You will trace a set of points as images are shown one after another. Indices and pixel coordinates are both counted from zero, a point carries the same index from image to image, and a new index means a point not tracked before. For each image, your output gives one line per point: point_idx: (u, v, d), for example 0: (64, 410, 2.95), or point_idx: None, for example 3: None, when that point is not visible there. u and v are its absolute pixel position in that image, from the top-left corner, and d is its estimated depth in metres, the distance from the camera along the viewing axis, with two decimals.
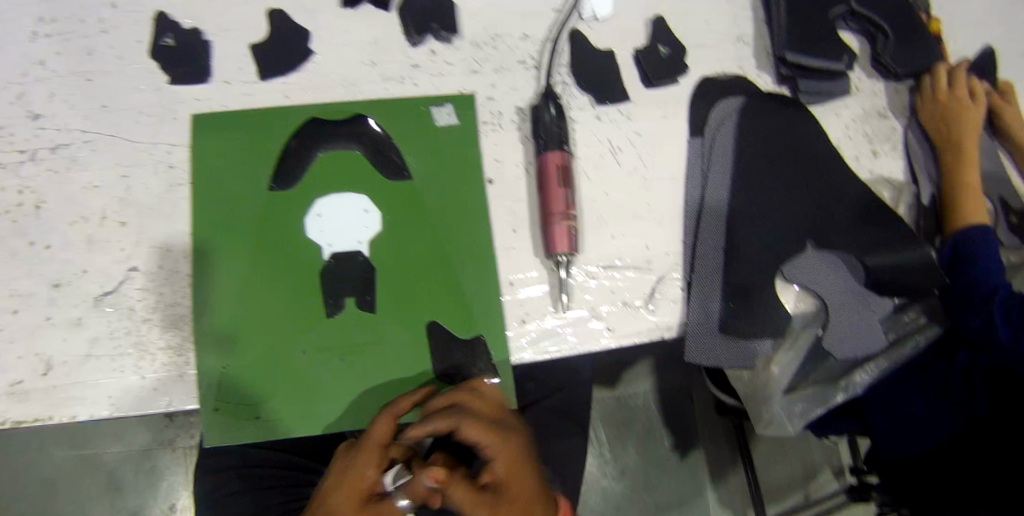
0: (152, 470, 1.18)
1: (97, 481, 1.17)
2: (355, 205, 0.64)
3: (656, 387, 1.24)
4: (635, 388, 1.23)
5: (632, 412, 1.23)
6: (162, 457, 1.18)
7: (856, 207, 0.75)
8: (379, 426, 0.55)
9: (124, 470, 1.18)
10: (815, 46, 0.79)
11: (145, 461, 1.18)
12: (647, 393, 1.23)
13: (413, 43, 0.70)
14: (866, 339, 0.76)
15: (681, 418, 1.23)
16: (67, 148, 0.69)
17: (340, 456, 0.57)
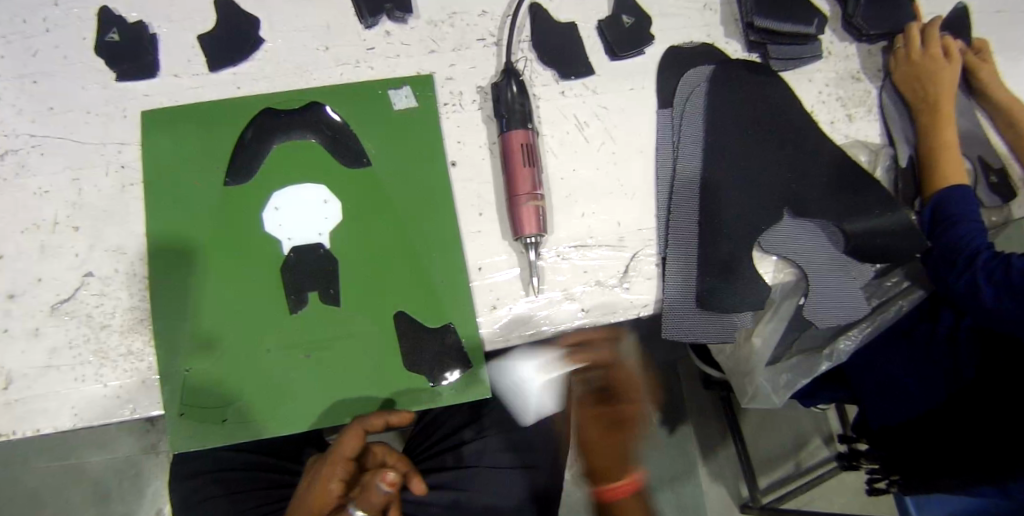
0: (137, 477, 1.17)
1: (83, 492, 1.15)
2: (314, 196, 0.62)
3: None
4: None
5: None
6: (147, 463, 1.17)
7: (830, 173, 0.74)
8: (346, 443, 0.57)
9: (109, 479, 1.16)
10: (784, 10, 0.78)
11: (130, 469, 1.17)
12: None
13: (368, 25, 0.67)
14: (849, 307, 0.75)
15: (669, 394, 1.23)
16: (15, 153, 0.66)
17: (306, 470, 0.61)
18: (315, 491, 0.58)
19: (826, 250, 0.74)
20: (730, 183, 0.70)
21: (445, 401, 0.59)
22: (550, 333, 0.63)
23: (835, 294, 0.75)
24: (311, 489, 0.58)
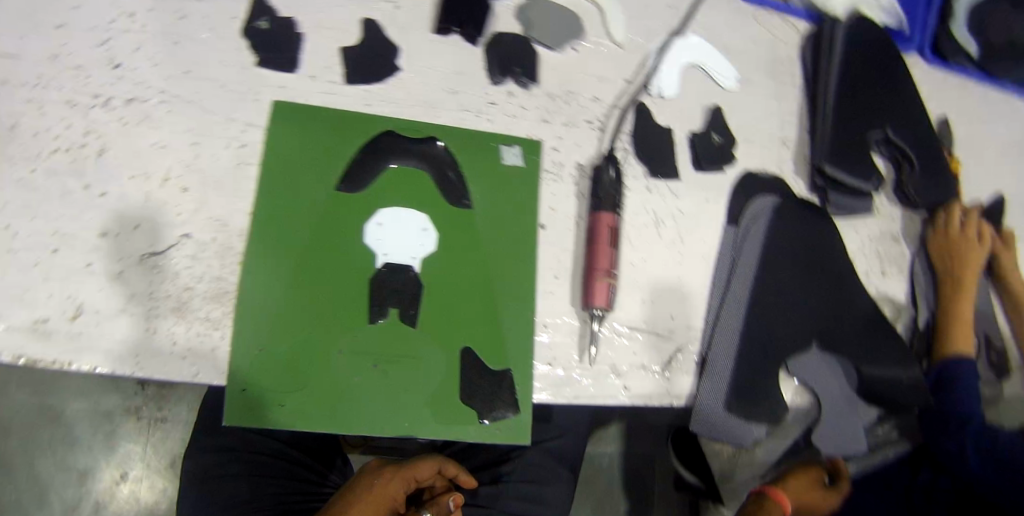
0: (109, 436, 1.08)
1: (49, 436, 1.07)
2: (414, 222, 0.67)
3: (623, 452, 1.26)
4: (603, 448, 1.25)
5: (596, 472, 1.24)
6: (123, 424, 1.09)
7: (863, 319, 0.81)
8: (426, 465, 0.74)
9: (80, 430, 1.08)
10: (853, 163, 0.85)
11: (105, 425, 1.09)
12: (614, 455, 1.25)
13: (494, 82, 0.74)
14: (848, 440, 0.80)
15: (639, 487, 1.25)
16: (142, 102, 0.69)
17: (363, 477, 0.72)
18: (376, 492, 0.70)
19: (840, 384, 0.79)
20: (776, 304, 0.77)
21: (488, 439, 0.64)
22: (592, 402, 0.68)
23: (839, 427, 0.79)
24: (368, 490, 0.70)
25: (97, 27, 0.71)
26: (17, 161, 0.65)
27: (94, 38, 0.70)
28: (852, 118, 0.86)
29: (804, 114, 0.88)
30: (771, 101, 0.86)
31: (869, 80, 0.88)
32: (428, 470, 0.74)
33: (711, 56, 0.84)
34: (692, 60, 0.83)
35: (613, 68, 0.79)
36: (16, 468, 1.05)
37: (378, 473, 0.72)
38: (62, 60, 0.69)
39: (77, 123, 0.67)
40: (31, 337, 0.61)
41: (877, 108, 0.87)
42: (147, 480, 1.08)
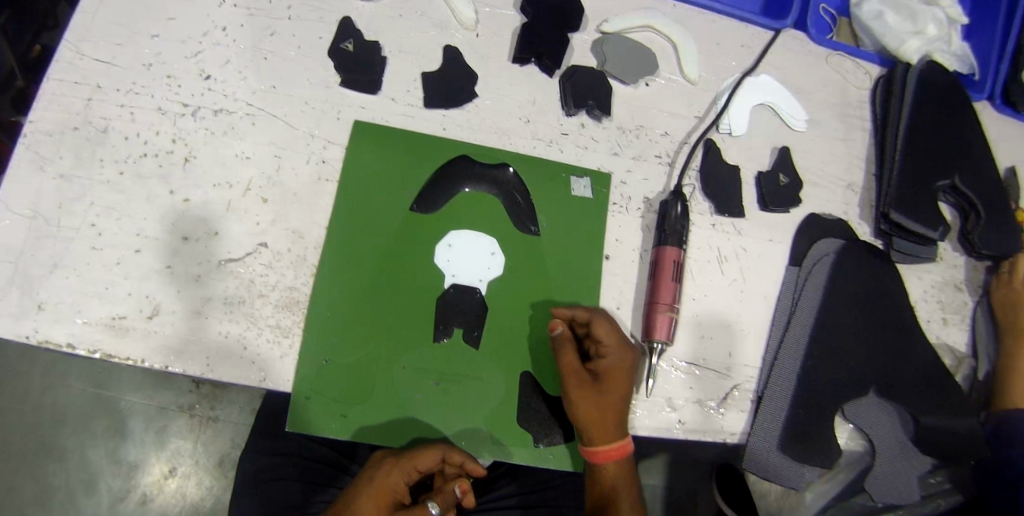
0: (161, 431, 1.10)
1: (104, 427, 1.08)
2: (483, 246, 0.69)
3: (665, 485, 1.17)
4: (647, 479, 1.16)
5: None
6: (176, 421, 1.11)
7: (923, 370, 0.79)
8: (425, 453, 0.61)
9: (135, 422, 1.10)
10: (920, 211, 0.84)
11: (158, 420, 1.10)
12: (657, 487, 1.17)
13: (569, 114, 0.76)
14: (904, 491, 0.77)
15: None
16: (229, 115, 0.72)
17: (370, 463, 0.64)
18: (375, 483, 0.62)
19: (896, 434, 0.78)
20: (834, 348, 0.76)
21: (539, 463, 0.65)
22: (644, 432, 0.68)
23: (893, 475, 0.77)
24: (367, 484, 0.62)
25: (189, 39, 0.74)
26: (106, 163, 0.69)
27: (188, 50, 0.74)
28: (919, 166, 0.85)
29: (872, 159, 0.89)
30: (837, 144, 0.87)
31: (940, 128, 0.87)
32: (433, 460, 0.61)
33: (782, 97, 0.85)
34: (766, 100, 0.84)
35: (684, 105, 0.81)
36: (68, 456, 1.06)
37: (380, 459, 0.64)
38: (155, 68, 0.73)
39: (166, 130, 0.71)
40: (109, 332, 0.65)
41: (946, 156, 0.86)
42: (194, 477, 1.09)
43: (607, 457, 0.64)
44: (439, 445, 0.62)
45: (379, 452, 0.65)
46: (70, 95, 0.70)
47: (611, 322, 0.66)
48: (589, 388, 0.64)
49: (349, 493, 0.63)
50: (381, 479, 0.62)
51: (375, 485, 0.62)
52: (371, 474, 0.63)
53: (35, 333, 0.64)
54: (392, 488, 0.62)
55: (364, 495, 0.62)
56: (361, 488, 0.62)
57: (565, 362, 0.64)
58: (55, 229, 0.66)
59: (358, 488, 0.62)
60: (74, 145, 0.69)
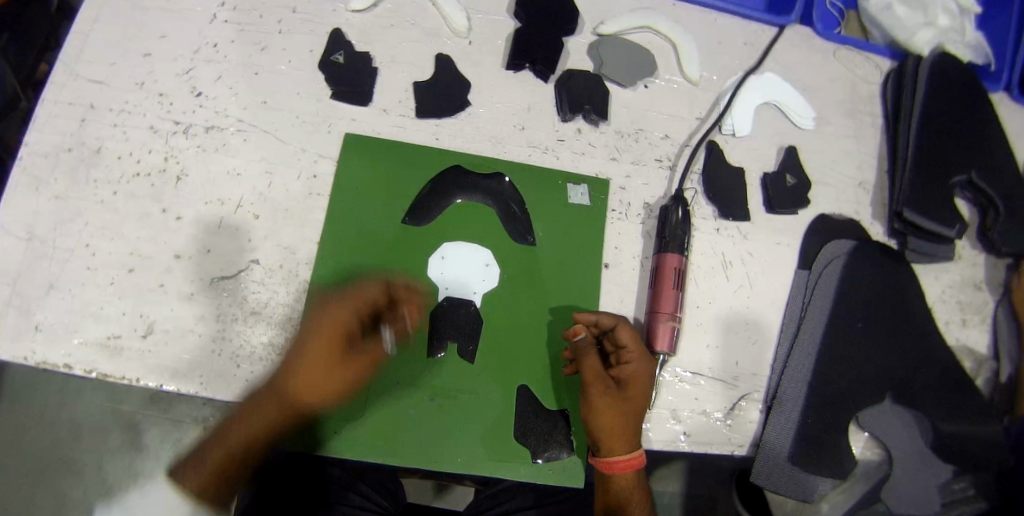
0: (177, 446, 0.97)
1: (78, 454, 0.94)
2: (478, 258, 0.68)
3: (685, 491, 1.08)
4: (664, 487, 1.06)
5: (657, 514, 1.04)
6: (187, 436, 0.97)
7: (941, 374, 0.75)
8: (374, 285, 0.63)
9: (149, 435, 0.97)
10: (934, 209, 0.81)
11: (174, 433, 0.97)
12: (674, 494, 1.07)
13: (564, 119, 0.74)
14: (924, 502, 0.74)
15: None
16: (220, 131, 0.72)
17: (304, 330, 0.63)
18: (325, 325, 0.61)
19: (914, 441, 0.74)
20: (846, 354, 0.73)
21: (542, 478, 0.63)
22: (646, 445, 0.66)
23: (912, 484, 0.74)
24: (322, 318, 0.62)
25: (181, 56, 0.74)
26: (100, 183, 0.69)
27: (180, 68, 0.74)
28: (933, 162, 0.81)
29: (884, 156, 0.85)
30: (847, 141, 0.84)
31: (954, 121, 0.83)
32: (378, 289, 0.63)
33: (788, 95, 0.83)
34: (771, 98, 0.82)
35: (684, 106, 0.79)
36: (87, 470, 0.94)
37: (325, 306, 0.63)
38: (148, 87, 0.73)
39: (158, 148, 0.71)
40: (103, 353, 0.64)
41: (960, 150, 0.83)
42: (179, 511, 0.94)
43: (627, 467, 0.60)
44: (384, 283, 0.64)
45: (308, 325, 0.64)
46: (64, 116, 0.70)
47: (634, 327, 0.62)
48: (612, 395, 0.60)
49: (284, 369, 0.61)
50: (331, 336, 0.60)
51: (321, 337, 0.61)
52: (315, 329, 0.61)
53: (33, 355, 0.63)
54: (344, 329, 0.61)
55: (312, 354, 0.60)
56: (303, 356, 0.60)
57: (587, 366, 0.60)
58: (51, 250, 0.66)
59: (300, 352, 0.61)
60: (69, 166, 0.69)
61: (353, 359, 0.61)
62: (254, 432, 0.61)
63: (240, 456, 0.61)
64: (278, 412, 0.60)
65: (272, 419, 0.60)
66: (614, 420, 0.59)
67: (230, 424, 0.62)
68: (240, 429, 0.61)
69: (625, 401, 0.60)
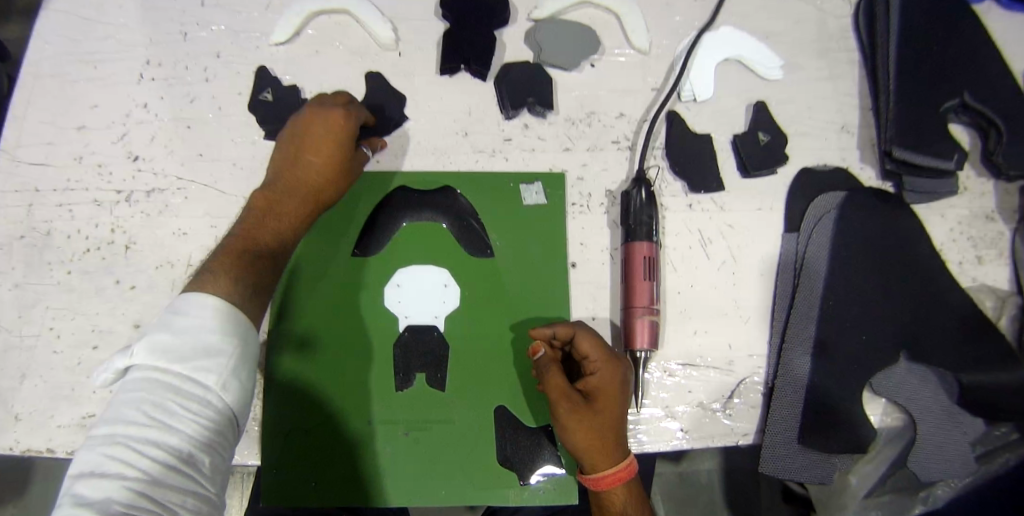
0: None
1: None
2: (435, 279, 0.64)
3: (724, 465, 1.04)
4: (701, 463, 1.04)
5: (697, 493, 1.03)
6: None
7: (958, 322, 0.69)
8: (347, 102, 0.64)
9: None
10: (926, 142, 0.74)
11: None
12: (714, 469, 1.04)
13: (508, 116, 0.70)
14: (957, 461, 0.68)
15: (746, 502, 1.03)
16: (161, 193, 0.70)
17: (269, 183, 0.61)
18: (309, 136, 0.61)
19: (937, 399, 0.69)
20: (848, 317, 0.68)
21: (536, 501, 0.61)
22: (642, 450, 0.64)
23: (943, 447, 0.68)
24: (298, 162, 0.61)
25: (114, 123, 0.72)
26: (54, 265, 0.68)
27: (114, 135, 0.72)
28: (917, 92, 0.74)
29: (866, 94, 0.78)
30: (823, 85, 0.78)
31: (936, 43, 0.76)
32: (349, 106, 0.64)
33: (751, 46, 0.76)
34: (731, 53, 0.75)
35: (637, 78, 0.73)
36: None
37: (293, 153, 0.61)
38: (86, 160, 0.71)
39: (104, 221, 0.70)
40: (80, 433, 0.64)
41: (948, 73, 0.75)
42: None
43: (616, 480, 0.56)
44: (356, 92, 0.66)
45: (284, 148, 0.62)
46: (11, 204, 0.70)
47: (593, 334, 0.58)
48: (583, 411, 0.56)
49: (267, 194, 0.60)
50: (343, 127, 0.61)
51: (322, 146, 0.61)
52: (305, 151, 0.61)
53: (16, 445, 0.63)
54: (351, 129, 0.62)
55: (313, 175, 0.60)
56: (299, 183, 0.60)
57: (551, 385, 0.57)
58: (17, 339, 0.66)
59: (293, 177, 0.60)
60: (22, 254, 0.68)
61: (352, 167, 0.63)
62: (264, 263, 0.57)
63: (252, 275, 0.56)
64: (277, 235, 0.59)
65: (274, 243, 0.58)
66: (592, 435, 0.56)
67: (220, 264, 0.55)
68: (250, 258, 0.56)
69: (598, 415, 0.56)
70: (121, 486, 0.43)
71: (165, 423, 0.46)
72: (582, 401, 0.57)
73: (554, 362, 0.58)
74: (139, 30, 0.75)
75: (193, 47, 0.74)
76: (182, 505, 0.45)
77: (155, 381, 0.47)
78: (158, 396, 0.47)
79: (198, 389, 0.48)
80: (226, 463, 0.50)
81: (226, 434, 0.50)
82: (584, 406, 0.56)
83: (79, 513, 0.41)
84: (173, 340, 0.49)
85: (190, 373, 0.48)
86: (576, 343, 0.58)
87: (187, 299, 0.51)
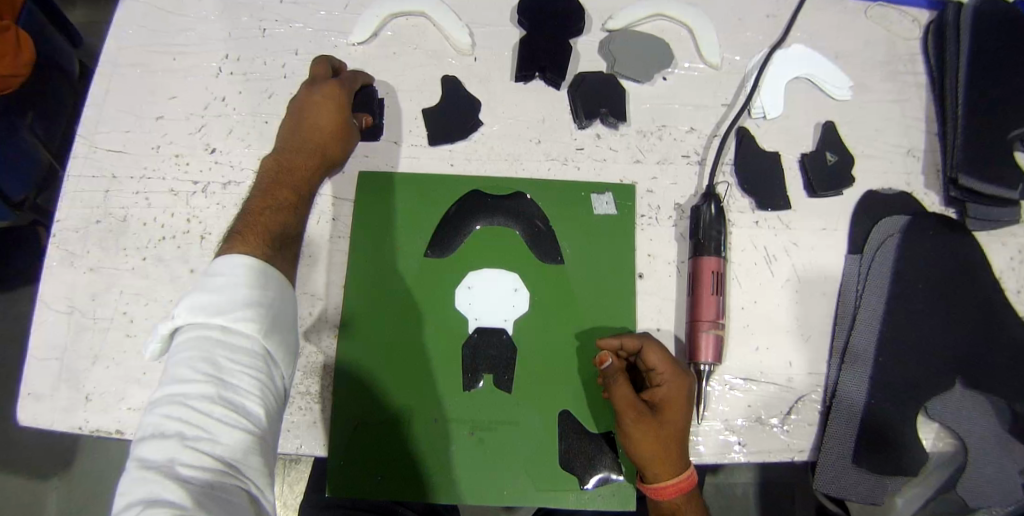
0: None
1: None
2: (505, 283, 0.66)
3: (760, 481, 1.05)
4: (737, 478, 1.05)
5: (733, 505, 1.04)
6: None
7: (1016, 352, 0.69)
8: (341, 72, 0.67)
9: None
10: (992, 171, 0.74)
11: None
12: (750, 485, 1.05)
13: (581, 126, 0.71)
14: (1008, 491, 0.68)
15: None
16: (238, 186, 0.72)
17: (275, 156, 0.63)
18: (309, 109, 0.64)
19: (989, 427, 0.69)
20: (908, 341, 0.68)
21: (595, 506, 0.62)
22: (700, 460, 0.65)
23: (994, 472, 0.68)
24: (299, 134, 0.63)
25: (192, 114, 0.74)
26: (130, 251, 0.70)
27: (192, 126, 0.74)
28: (986, 118, 0.74)
29: (933, 118, 0.78)
30: (891, 107, 0.78)
31: (1006, 68, 0.76)
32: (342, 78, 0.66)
33: (822, 67, 0.76)
34: (802, 72, 0.76)
35: (708, 93, 0.74)
36: None
37: (296, 125, 0.64)
38: (164, 150, 0.73)
39: (181, 210, 0.71)
40: None
41: (1017, 99, 0.75)
42: None
43: (677, 491, 0.57)
44: (327, 60, 0.68)
45: (282, 127, 0.65)
46: (89, 190, 0.72)
47: (661, 346, 0.59)
48: (649, 422, 0.57)
49: (273, 171, 0.62)
50: (336, 97, 0.64)
51: (321, 114, 0.64)
52: (304, 123, 0.64)
53: (85, 424, 0.65)
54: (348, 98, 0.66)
55: (315, 144, 0.63)
56: (302, 153, 0.63)
57: (618, 396, 0.58)
58: (91, 321, 0.68)
59: (296, 144, 0.63)
60: (98, 238, 0.70)
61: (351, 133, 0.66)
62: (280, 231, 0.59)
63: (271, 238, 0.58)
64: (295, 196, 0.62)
65: (294, 205, 0.61)
66: (656, 447, 0.57)
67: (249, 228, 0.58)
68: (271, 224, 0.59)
69: (663, 426, 0.57)
70: (182, 443, 0.46)
71: (218, 377, 0.49)
72: (648, 410, 0.58)
73: (621, 373, 0.59)
74: (219, 26, 0.77)
75: (272, 43, 0.76)
76: (243, 455, 0.48)
77: (203, 338, 0.50)
78: (207, 352, 0.50)
79: (241, 340, 0.51)
80: (278, 412, 0.53)
81: (273, 382, 0.52)
82: (649, 417, 0.57)
83: (146, 474, 0.45)
84: (212, 298, 0.52)
85: (234, 328, 0.51)
86: (643, 355, 0.59)
87: (221, 263, 0.54)
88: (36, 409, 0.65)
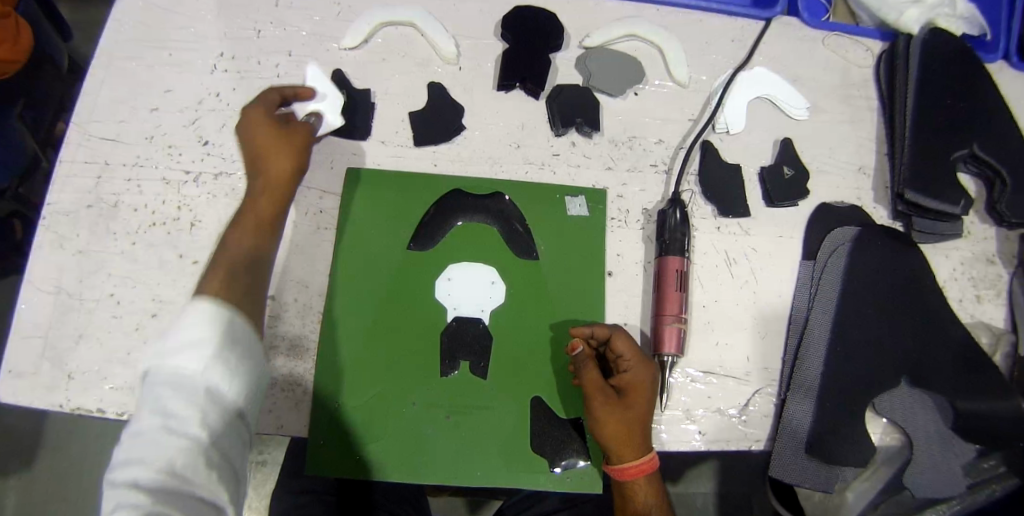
0: None
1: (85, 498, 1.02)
2: (483, 277, 0.70)
3: (718, 491, 1.09)
4: (697, 487, 1.09)
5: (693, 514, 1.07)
6: None
7: (957, 352, 0.75)
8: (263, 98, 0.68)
9: None
10: (936, 187, 0.80)
11: None
12: (708, 495, 1.09)
13: (558, 134, 0.76)
14: (948, 482, 0.73)
15: None
16: (228, 177, 0.76)
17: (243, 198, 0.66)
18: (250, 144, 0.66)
19: (933, 421, 0.74)
20: (858, 341, 0.73)
21: (564, 487, 0.65)
22: (663, 447, 0.69)
23: (935, 466, 0.73)
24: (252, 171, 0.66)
25: (186, 108, 0.78)
26: (119, 235, 0.73)
27: (186, 119, 0.78)
28: (932, 139, 0.80)
29: (882, 138, 0.85)
30: (843, 127, 0.84)
31: (950, 94, 0.82)
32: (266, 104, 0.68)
33: (780, 87, 0.83)
34: (762, 91, 0.82)
35: (676, 109, 0.80)
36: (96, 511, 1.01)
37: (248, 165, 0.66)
38: (157, 140, 0.77)
39: (172, 198, 0.75)
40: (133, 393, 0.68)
41: (960, 123, 0.81)
42: None
43: (639, 472, 0.61)
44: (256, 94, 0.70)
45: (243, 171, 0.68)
46: (80, 175, 0.74)
47: (629, 336, 0.64)
48: (615, 404, 0.62)
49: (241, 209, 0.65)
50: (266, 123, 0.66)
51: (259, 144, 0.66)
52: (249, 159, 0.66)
53: (68, 401, 0.67)
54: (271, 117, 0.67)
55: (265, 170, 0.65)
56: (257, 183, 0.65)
57: (587, 379, 0.63)
58: (78, 301, 0.70)
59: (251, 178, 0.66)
60: (88, 222, 0.73)
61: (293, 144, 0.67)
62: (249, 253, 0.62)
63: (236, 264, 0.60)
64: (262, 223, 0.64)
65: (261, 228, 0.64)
66: (620, 431, 0.61)
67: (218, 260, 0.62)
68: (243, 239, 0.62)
69: (626, 410, 0.61)
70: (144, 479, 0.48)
71: (170, 417, 0.50)
72: (614, 394, 0.62)
73: (590, 359, 0.64)
74: (215, 25, 0.81)
75: (266, 44, 0.80)
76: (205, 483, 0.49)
77: (157, 382, 0.51)
78: (161, 396, 0.51)
79: (191, 380, 0.51)
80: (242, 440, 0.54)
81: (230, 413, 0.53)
82: (613, 399, 0.62)
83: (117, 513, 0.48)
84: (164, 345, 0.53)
85: (191, 353, 0.52)
86: (611, 343, 0.64)
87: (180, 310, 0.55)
88: (18, 386, 0.67)
